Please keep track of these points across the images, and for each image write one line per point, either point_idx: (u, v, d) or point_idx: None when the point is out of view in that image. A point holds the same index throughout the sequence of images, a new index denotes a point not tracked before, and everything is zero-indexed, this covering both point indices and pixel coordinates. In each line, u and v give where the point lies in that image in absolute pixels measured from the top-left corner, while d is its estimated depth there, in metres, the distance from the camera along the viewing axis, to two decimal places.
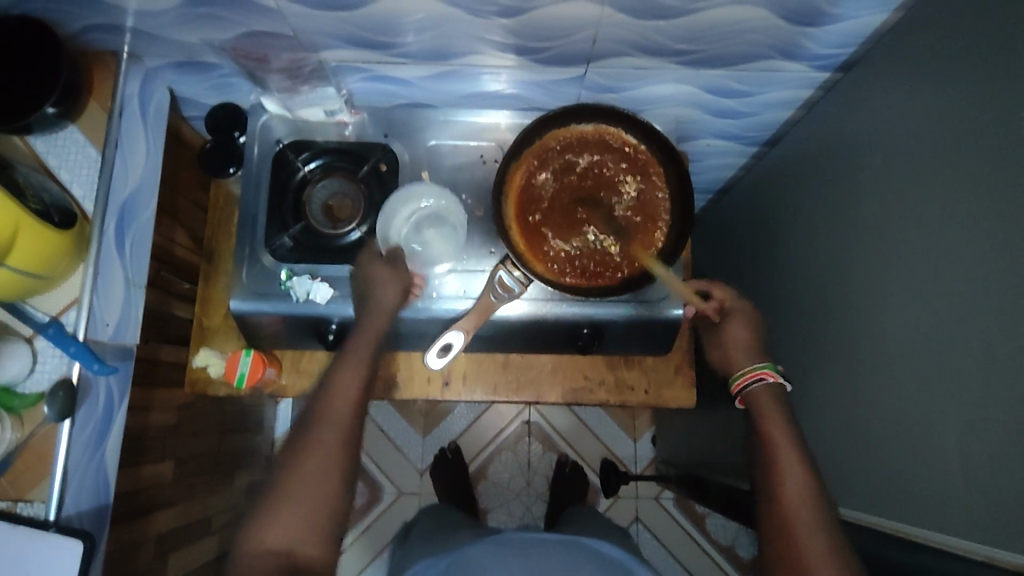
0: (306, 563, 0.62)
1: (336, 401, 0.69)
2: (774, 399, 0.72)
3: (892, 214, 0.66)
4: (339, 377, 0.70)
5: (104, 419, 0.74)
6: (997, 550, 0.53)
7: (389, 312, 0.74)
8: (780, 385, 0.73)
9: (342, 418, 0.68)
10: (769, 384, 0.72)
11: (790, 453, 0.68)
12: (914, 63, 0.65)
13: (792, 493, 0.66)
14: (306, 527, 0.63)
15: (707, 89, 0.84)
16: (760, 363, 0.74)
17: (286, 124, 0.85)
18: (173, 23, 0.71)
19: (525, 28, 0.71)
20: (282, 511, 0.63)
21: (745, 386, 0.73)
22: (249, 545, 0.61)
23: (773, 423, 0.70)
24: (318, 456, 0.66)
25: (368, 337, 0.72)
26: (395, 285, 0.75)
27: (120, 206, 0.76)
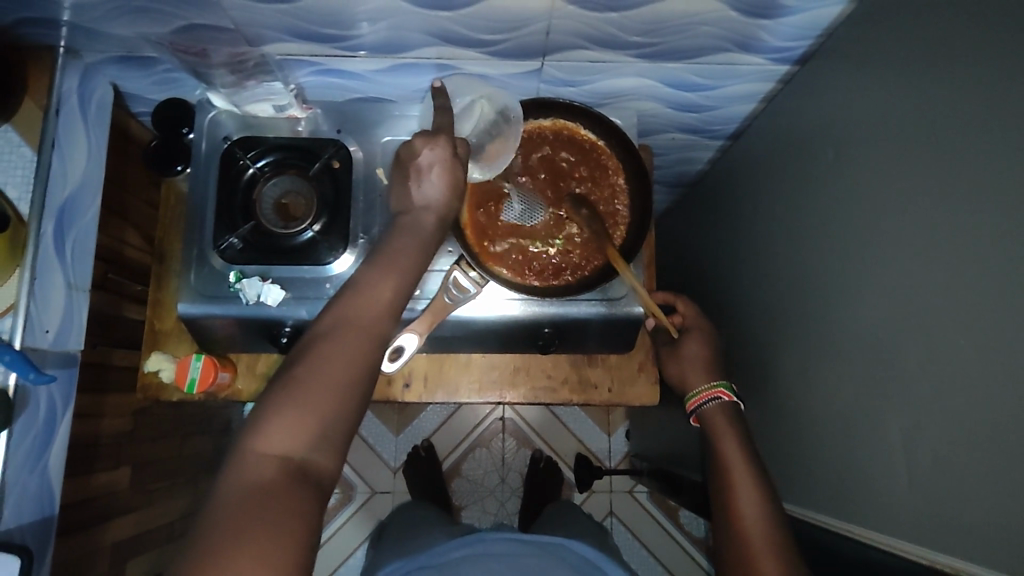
0: (315, 476, 0.49)
1: (366, 304, 0.56)
2: (726, 415, 0.74)
3: (850, 212, 0.66)
4: (374, 287, 0.57)
5: (46, 429, 0.71)
6: (943, 553, 0.53)
7: (434, 214, 0.63)
8: (734, 403, 0.75)
9: (370, 333, 0.55)
10: (722, 402, 0.75)
11: (737, 459, 0.69)
12: (868, 58, 0.64)
13: (744, 496, 0.67)
14: (316, 438, 0.50)
15: (667, 83, 0.83)
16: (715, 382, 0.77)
17: (236, 120, 0.82)
18: (109, 16, 0.68)
19: (474, 20, 0.68)
20: (289, 412, 0.50)
21: (700, 405, 0.75)
22: (248, 449, 0.49)
23: (723, 438, 0.71)
24: (340, 357, 0.53)
25: (413, 240, 0.61)
26: (444, 176, 0.63)
27: (59, 207, 0.74)
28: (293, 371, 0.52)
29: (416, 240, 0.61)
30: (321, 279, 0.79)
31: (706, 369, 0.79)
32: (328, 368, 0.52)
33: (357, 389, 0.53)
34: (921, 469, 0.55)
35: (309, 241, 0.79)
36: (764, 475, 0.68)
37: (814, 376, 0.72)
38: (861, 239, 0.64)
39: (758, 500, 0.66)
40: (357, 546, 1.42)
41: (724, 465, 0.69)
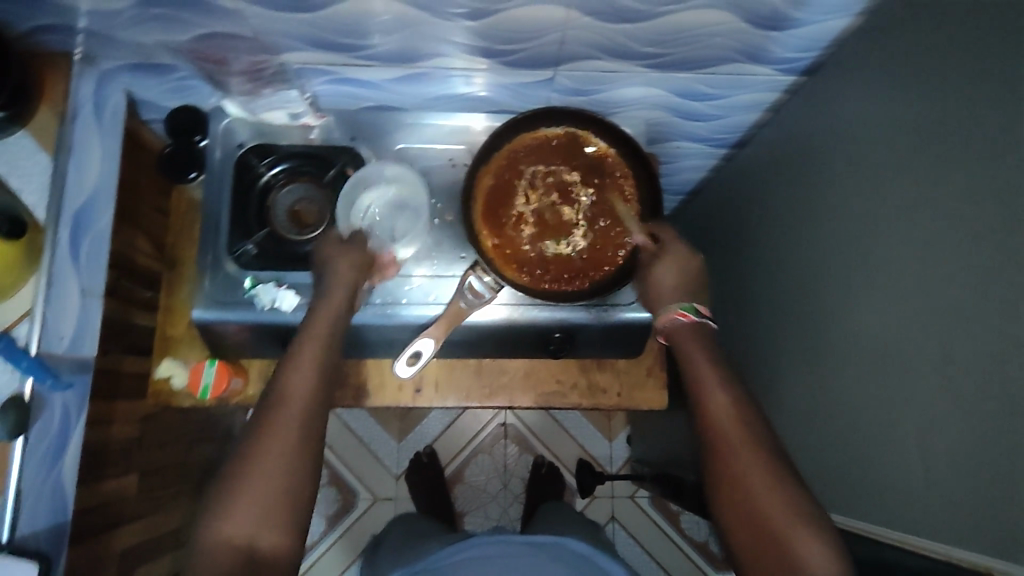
0: (265, 555, 0.57)
1: (294, 393, 0.63)
2: (696, 340, 0.69)
3: (858, 217, 0.67)
4: (295, 371, 0.64)
5: (59, 435, 0.71)
6: (956, 549, 0.54)
7: (348, 285, 0.70)
8: (703, 323, 0.71)
9: (302, 414, 0.62)
10: (684, 324, 0.70)
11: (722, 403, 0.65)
12: (876, 69, 0.66)
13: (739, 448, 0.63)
14: (264, 520, 0.58)
15: (676, 92, 0.85)
16: (678, 302, 0.71)
17: (250, 128, 0.83)
18: (128, 24, 0.69)
19: (492, 30, 0.70)
20: (238, 504, 0.58)
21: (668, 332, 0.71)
22: (206, 538, 0.57)
23: (700, 373, 0.67)
24: (278, 448, 0.60)
25: (327, 314, 0.68)
26: (347, 260, 0.71)
27: (75, 213, 0.74)
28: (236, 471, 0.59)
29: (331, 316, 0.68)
30: None
31: None
32: (265, 458, 0.60)
33: (297, 469, 0.60)
34: (933, 466, 0.56)
35: None
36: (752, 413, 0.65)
37: (823, 377, 0.73)
38: (870, 243, 0.65)
39: (754, 452, 0.62)
40: (359, 553, 1.41)
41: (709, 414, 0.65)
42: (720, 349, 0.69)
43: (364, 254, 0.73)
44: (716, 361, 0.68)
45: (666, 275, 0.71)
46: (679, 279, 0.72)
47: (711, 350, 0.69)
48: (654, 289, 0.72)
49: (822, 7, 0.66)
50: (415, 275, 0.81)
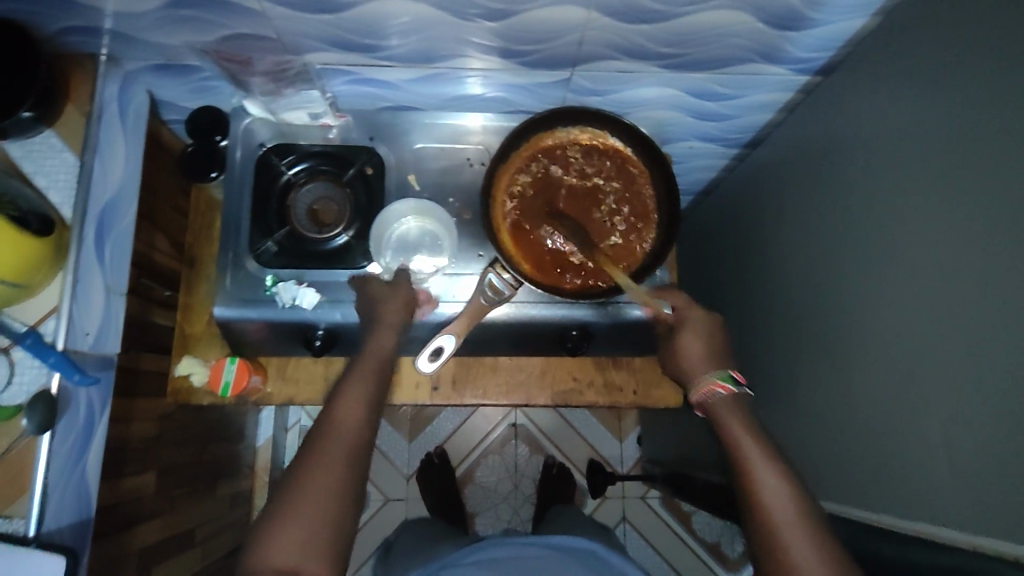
0: None
1: (340, 423, 0.63)
2: (731, 405, 0.69)
3: (873, 214, 0.68)
4: (342, 406, 0.65)
5: (85, 429, 0.71)
6: (979, 538, 0.55)
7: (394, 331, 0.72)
8: (740, 392, 0.70)
9: (350, 446, 0.62)
10: (721, 395, 0.70)
11: (760, 465, 0.64)
12: (892, 68, 0.67)
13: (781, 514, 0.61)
14: (313, 547, 0.56)
15: (691, 92, 0.86)
16: (715, 371, 0.72)
17: (269, 128, 0.85)
18: (153, 25, 0.70)
19: (512, 31, 0.71)
20: (286, 523, 0.56)
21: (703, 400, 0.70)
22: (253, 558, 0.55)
23: (731, 427, 0.67)
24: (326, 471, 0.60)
25: (374, 355, 0.70)
26: (398, 300, 0.74)
27: (100, 211, 0.74)
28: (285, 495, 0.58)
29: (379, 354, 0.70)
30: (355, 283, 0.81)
31: None
32: (303, 498, 0.58)
33: (344, 500, 0.59)
34: (952, 457, 0.57)
35: (342, 246, 0.82)
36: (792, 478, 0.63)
37: (840, 373, 0.74)
38: (886, 239, 0.66)
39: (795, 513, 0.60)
40: (371, 553, 1.42)
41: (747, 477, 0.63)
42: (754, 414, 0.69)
43: (409, 297, 0.76)
44: (752, 426, 0.67)
45: (692, 343, 0.73)
46: (706, 350, 0.73)
47: (745, 414, 0.68)
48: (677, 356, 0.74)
49: (838, 6, 0.67)
50: (427, 275, 0.81)
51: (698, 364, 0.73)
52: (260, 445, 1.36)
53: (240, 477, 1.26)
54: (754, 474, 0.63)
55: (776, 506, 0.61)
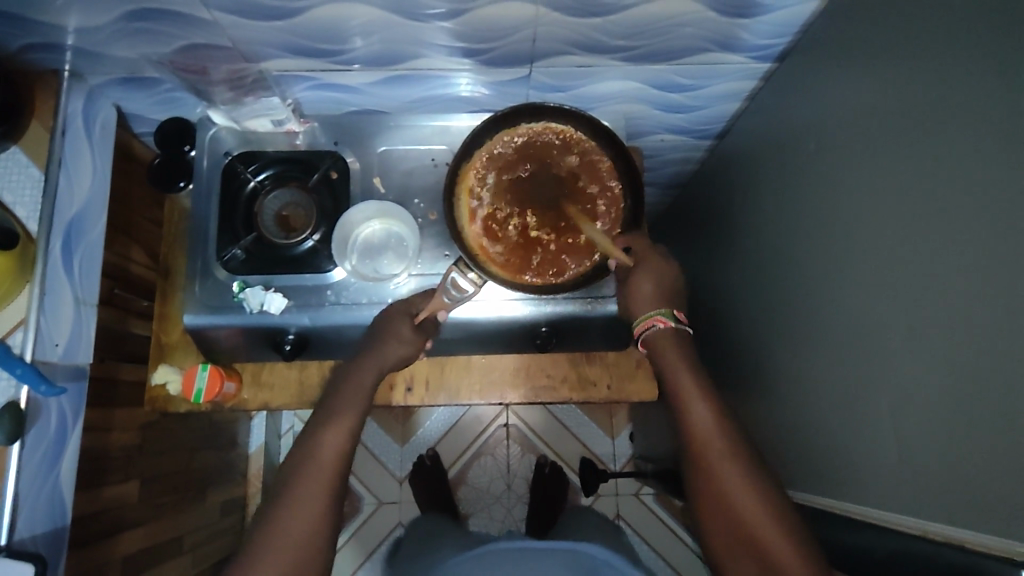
0: None
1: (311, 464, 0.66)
2: (675, 349, 0.72)
3: (832, 199, 0.67)
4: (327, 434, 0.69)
5: (58, 439, 0.74)
6: (929, 523, 0.54)
7: (380, 368, 0.75)
8: (680, 328, 0.73)
9: (325, 480, 0.67)
10: (660, 329, 0.73)
11: (704, 413, 0.68)
12: (842, 52, 0.66)
13: (718, 452, 0.67)
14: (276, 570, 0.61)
15: (653, 85, 0.85)
16: (657, 307, 0.73)
17: (235, 136, 0.86)
18: (111, 39, 0.71)
19: (465, 30, 0.71)
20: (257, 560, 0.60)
21: (644, 334, 0.73)
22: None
23: (680, 380, 0.70)
24: (287, 520, 0.64)
25: (358, 394, 0.73)
26: (405, 350, 0.75)
27: (67, 224, 0.76)
28: (262, 537, 0.63)
29: (371, 375, 0.74)
30: (323, 287, 0.81)
31: (661, 295, 0.74)
32: (295, 511, 0.64)
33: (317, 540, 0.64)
34: (902, 442, 0.57)
35: (309, 250, 0.82)
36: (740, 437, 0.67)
37: (806, 360, 0.73)
38: (844, 223, 0.65)
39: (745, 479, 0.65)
40: (366, 556, 1.42)
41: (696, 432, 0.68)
42: (691, 350, 0.72)
43: (416, 349, 0.77)
44: (697, 373, 0.71)
45: (644, 283, 0.73)
46: (656, 288, 0.73)
47: (688, 355, 0.72)
48: (632, 297, 0.74)
49: None
50: (398, 272, 0.81)
51: (638, 300, 0.74)
52: (251, 452, 1.37)
53: (230, 485, 1.27)
54: (713, 450, 0.67)
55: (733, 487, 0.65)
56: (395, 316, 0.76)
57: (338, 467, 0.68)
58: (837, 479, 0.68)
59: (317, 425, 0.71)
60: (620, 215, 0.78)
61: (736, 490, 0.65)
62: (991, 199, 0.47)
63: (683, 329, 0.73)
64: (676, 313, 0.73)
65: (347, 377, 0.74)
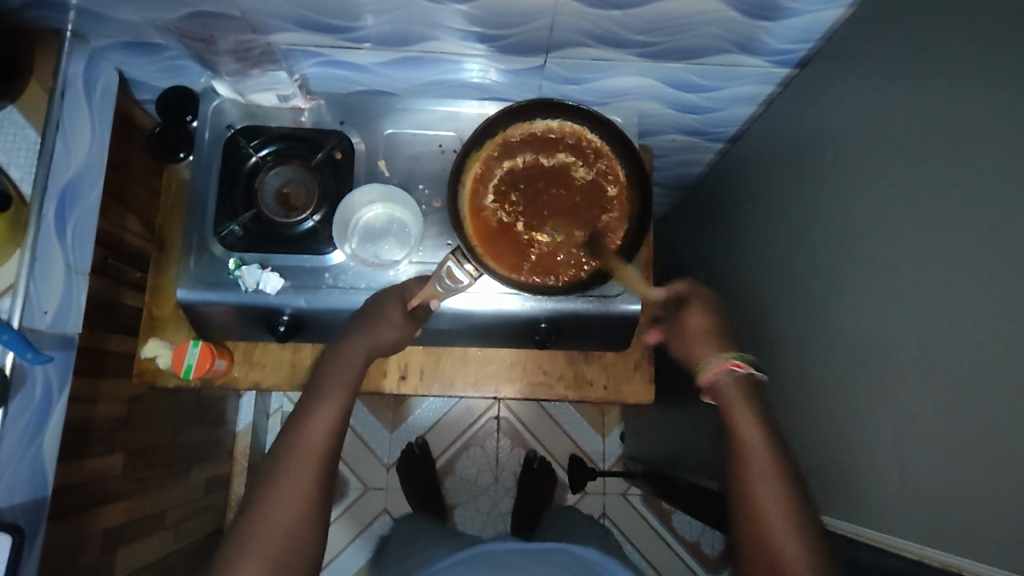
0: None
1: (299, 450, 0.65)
2: (743, 392, 0.68)
3: (845, 211, 0.66)
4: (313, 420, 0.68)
5: (42, 409, 0.72)
6: (926, 548, 0.53)
7: (369, 351, 0.73)
8: (751, 374, 0.69)
9: (313, 467, 0.65)
10: (737, 376, 0.68)
11: (762, 457, 0.65)
12: (865, 61, 0.65)
13: (768, 498, 0.63)
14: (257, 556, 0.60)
15: (668, 83, 0.84)
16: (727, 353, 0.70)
17: (239, 109, 0.83)
18: (116, 2, 0.69)
19: (482, 14, 0.69)
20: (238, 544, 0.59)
21: (713, 381, 0.69)
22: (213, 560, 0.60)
23: (739, 421, 0.66)
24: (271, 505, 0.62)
25: (344, 377, 0.71)
26: (397, 333, 0.74)
27: (62, 188, 0.74)
28: (246, 521, 0.62)
29: (359, 358, 0.72)
30: (321, 269, 0.80)
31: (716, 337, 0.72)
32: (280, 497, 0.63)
33: (301, 527, 0.63)
34: (903, 463, 0.56)
35: (309, 231, 0.80)
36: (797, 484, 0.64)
37: (808, 373, 0.72)
38: (855, 236, 0.64)
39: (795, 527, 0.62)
40: (349, 540, 1.42)
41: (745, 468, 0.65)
42: (762, 398, 0.68)
43: (408, 333, 0.75)
44: (760, 416, 0.67)
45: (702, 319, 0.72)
46: (707, 326, 0.72)
47: (755, 401, 0.68)
48: (691, 338, 0.72)
49: None
50: (398, 255, 0.80)
51: (703, 345, 0.71)
52: (239, 430, 1.35)
53: (216, 462, 1.25)
54: (763, 496, 0.63)
55: (774, 518, 0.62)
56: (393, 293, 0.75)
57: (326, 455, 0.67)
58: (833, 496, 0.67)
59: (304, 408, 0.69)
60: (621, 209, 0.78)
61: (777, 526, 0.62)
62: (1013, 223, 0.45)
63: (757, 376, 0.69)
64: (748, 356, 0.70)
65: (335, 354, 0.72)
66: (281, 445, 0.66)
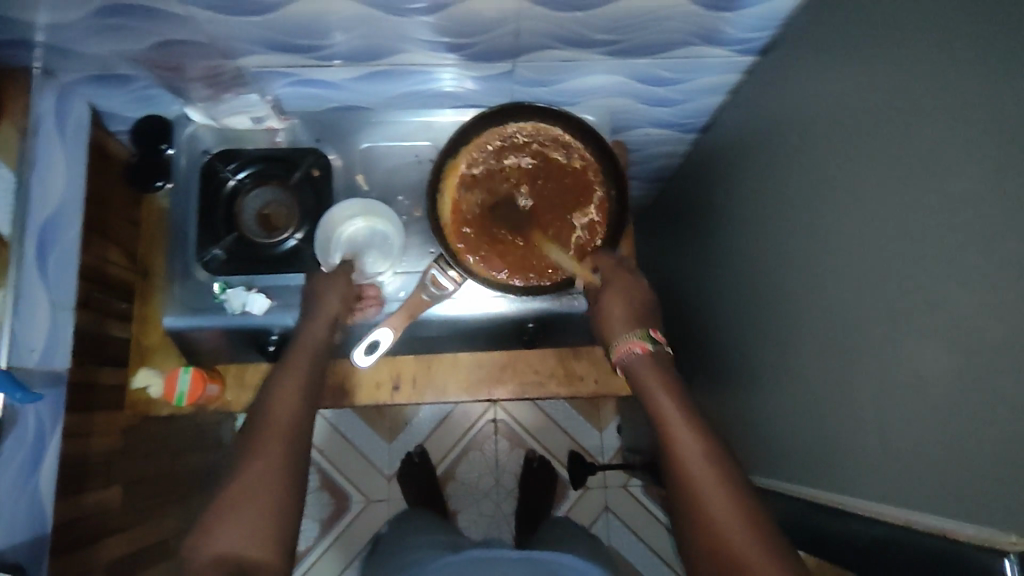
0: None
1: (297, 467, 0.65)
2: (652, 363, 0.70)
3: (817, 192, 0.68)
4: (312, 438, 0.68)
5: (36, 447, 0.72)
6: (915, 513, 0.54)
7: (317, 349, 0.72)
8: (658, 349, 0.71)
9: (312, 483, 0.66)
10: (642, 354, 0.70)
11: (676, 421, 0.65)
12: (825, 45, 0.67)
13: (692, 463, 0.63)
14: None
15: (637, 79, 0.85)
16: (636, 331, 0.72)
17: (214, 133, 0.84)
18: (83, 36, 0.69)
19: (448, 24, 0.70)
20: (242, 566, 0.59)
21: (623, 357, 0.71)
22: None
23: (653, 397, 0.67)
24: None
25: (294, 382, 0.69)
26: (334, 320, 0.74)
27: (41, 227, 0.74)
28: None
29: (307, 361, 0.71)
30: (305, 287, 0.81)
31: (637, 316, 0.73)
32: None
33: None
34: (887, 434, 0.58)
35: (292, 249, 0.81)
36: (719, 449, 0.64)
37: (791, 353, 0.74)
38: (827, 217, 0.66)
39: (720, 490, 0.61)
40: (354, 555, 1.42)
41: (664, 435, 0.65)
42: (666, 368, 0.70)
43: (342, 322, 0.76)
44: (672, 391, 0.67)
45: (616, 304, 0.73)
46: (629, 308, 0.73)
47: (665, 377, 0.69)
48: (606, 318, 0.74)
49: None
50: (381, 266, 0.80)
51: (618, 326, 0.73)
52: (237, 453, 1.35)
53: None
54: (689, 463, 0.63)
55: (705, 489, 0.61)
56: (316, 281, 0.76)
57: None
58: (824, 471, 0.68)
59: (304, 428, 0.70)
60: (592, 208, 0.79)
61: (709, 496, 0.61)
62: (973, 194, 0.47)
63: (662, 349, 0.72)
64: (652, 333, 0.72)
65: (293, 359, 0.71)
66: (249, 436, 0.65)
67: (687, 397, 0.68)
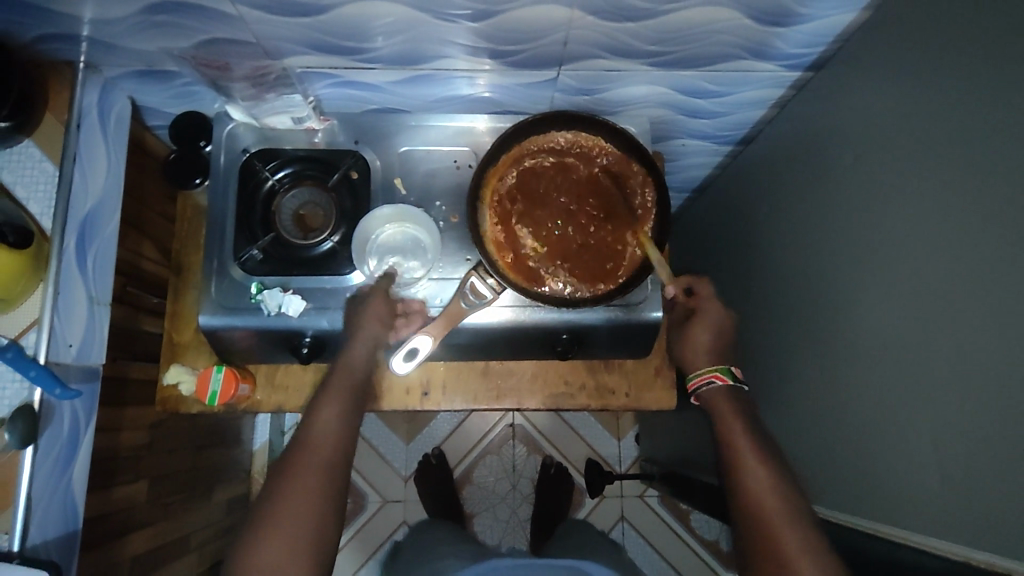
0: None
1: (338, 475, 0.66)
2: (726, 401, 0.72)
3: (869, 215, 0.66)
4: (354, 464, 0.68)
5: (70, 443, 0.72)
6: (973, 550, 0.54)
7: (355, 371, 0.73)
8: (737, 386, 0.73)
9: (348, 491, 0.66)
10: (718, 386, 0.73)
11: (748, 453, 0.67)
12: (883, 63, 0.65)
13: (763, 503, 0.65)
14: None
15: (680, 90, 0.84)
16: (714, 365, 0.74)
17: (253, 132, 0.83)
18: (130, 32, 0.69)
19: (495, 31, 0.69)
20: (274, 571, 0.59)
21: (698, 389, 0.74)
22: None
23: (727, 433, 0.69)
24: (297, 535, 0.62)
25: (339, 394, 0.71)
26: (365, 344, 0.73)
27: (81, 222, 0.74)
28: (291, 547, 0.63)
29: (348, 385, 0.72)
30: (341, 290, 0.80)
31: (713, 345, 0.75)
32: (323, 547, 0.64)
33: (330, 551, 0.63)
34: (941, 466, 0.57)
35: (327, 252, 0.80)
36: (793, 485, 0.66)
37: (839, 375, 0.72)
38: (879, 241, 0.65)
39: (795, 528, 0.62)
40: (368, 556, 1.41)
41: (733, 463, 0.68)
42: (746, 406, 0.72)
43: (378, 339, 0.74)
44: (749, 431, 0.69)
45: (702, 333, 0.75)
46: (712, 342, 0.75)
47: (742, 414, 0.71)
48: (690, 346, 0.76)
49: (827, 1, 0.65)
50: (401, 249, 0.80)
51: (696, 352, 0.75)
52: (256, 449, 1.34)
53: (236, 482, 1.25)
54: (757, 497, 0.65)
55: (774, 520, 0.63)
56: (355, 308, 0.75)
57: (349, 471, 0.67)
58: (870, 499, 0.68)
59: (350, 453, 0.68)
60: (642, 230, 0.77)
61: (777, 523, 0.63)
62: None
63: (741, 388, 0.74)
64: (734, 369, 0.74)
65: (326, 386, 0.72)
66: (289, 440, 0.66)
67: (761, 430, 0.70)
